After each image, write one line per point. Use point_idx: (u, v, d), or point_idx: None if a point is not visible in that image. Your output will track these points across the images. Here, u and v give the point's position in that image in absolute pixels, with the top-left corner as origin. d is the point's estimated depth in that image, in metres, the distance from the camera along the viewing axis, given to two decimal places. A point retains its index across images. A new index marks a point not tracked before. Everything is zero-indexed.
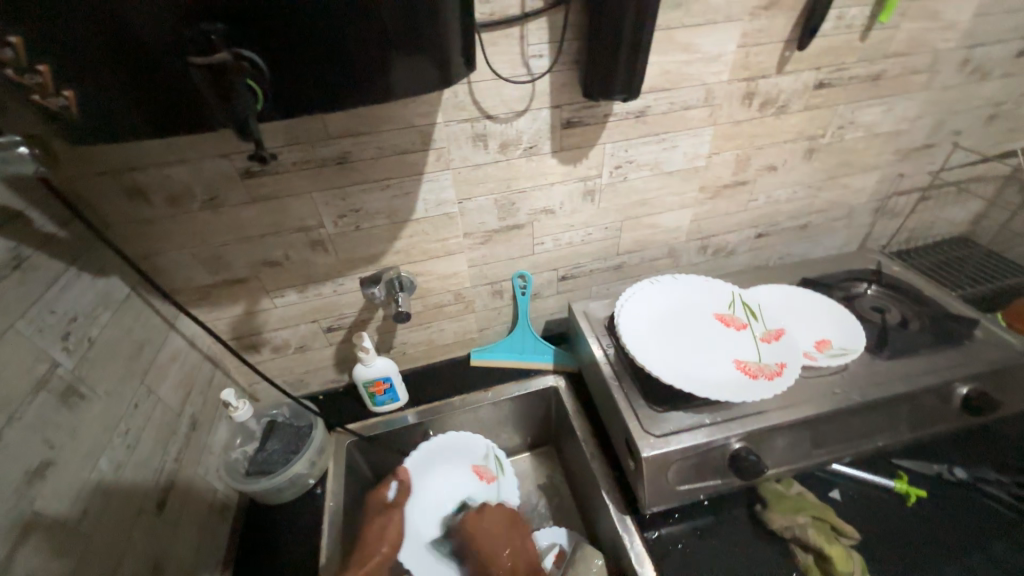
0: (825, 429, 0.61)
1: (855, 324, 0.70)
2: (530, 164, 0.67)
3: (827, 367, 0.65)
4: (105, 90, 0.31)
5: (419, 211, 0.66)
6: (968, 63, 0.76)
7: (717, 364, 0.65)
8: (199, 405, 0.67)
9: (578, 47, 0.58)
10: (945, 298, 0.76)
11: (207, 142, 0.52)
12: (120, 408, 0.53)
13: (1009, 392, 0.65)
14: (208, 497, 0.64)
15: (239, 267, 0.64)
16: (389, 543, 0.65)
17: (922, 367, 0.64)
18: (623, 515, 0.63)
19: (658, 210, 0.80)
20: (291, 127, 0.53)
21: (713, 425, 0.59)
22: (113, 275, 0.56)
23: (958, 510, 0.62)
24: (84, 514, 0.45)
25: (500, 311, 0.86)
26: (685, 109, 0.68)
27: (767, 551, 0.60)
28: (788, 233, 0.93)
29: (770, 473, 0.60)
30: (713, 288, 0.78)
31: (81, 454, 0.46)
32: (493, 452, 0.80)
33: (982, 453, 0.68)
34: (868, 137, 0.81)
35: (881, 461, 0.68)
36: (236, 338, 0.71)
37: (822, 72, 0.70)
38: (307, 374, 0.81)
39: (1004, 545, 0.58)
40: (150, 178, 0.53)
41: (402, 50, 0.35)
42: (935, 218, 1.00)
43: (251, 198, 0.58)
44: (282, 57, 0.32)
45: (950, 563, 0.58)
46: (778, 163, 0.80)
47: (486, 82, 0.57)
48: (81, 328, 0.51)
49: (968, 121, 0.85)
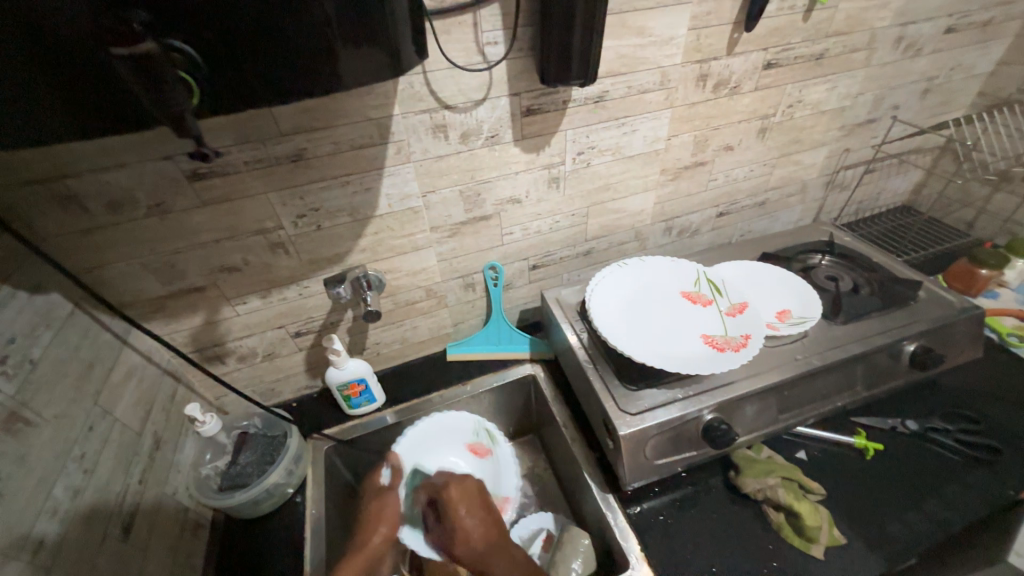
0: (790, 394, 0.64)
1: (811, 293, 0.73)
2: (493, 153, 0.66)
3: (788, 336, 0.68)
4: (21, 88, 0.29)
5: (382, 207, 0.65)
6: (903, 40, 0.80)
7: (687, 340, 0.67)
8: (162, 422, 0.64)
9: (532, 33, 0.58)
10: (891, 263, 0.81)
11: (147, 143, 0.49)
12: (73, 431, 0.50)
13: (950, 347, 0.70)
14: (179, 516, 0.61)
15: (195, 276, 0.61)
16: (387, 523, 0.66)
17: (873, 329, 0.68)
18: (606, 494, 0.65)
19: (623, 195, 0.81)
20: (239, 125, 0.51)
21: (685, 399, 0.61)
22: (52, 292, 0.53)
23: (910, 459, 0.67)
24: (40, 547, 0.42)
25: (474, 305, 0.86)
26: (643, 93, 0.68)
27: (743, 514, 0.63)
28: (747, 211, 0.96)
29: (741, 440, 0.63)
30: (679, 268, 0.80)
31: (31, 483, 0.43)
32: (482, 426, 0.79)
33: (929, 405, 0.73)
34: (815, 114, 0.85)
35: (842, 420, 0.72)
36: (198, 350, 0.68)
37: (769, 53, 0.73)
38: (277, 382, 0.79)
39: (953, 487, 0.63)
40: (86, 185, 0.49)
41: (350, 37, 0.34)
42: (880, 189, 1.06)
43: (201, 201, 0.55)
44: (218, 47, 0.31)
45: (906, 507, 0.62)
46: (734, 143, 0.82)
47: (442, 71, 0.56)
48: (20, 349, 0.47)
49: (905, 96, 0.90)
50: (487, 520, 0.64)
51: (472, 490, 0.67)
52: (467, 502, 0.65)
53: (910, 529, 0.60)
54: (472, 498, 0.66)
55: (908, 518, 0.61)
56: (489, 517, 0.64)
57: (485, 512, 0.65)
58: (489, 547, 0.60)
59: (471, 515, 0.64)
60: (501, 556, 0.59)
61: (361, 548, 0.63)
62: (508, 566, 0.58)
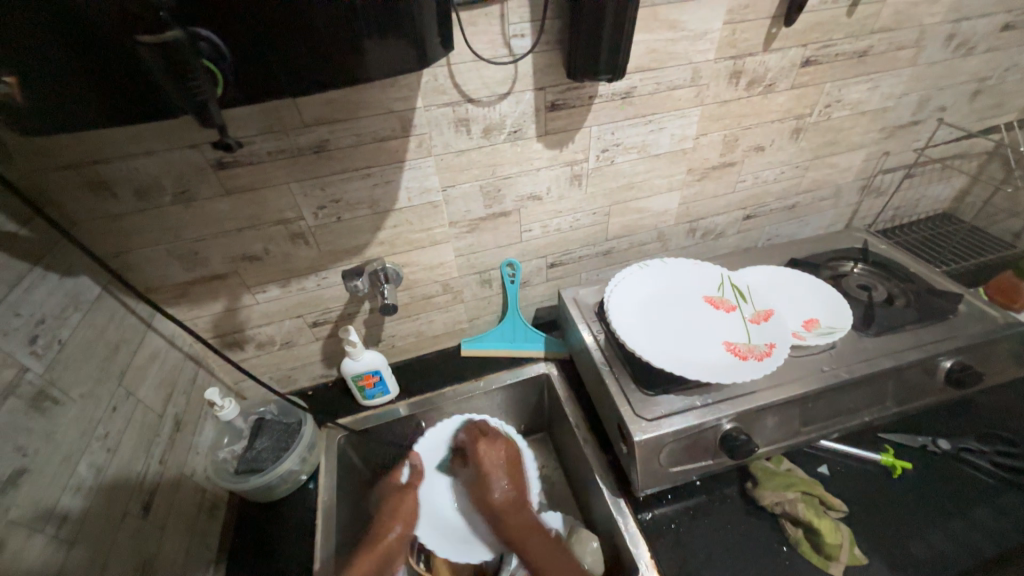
0: (814, 407, 0.61)
1: (842, 303, 0.70)
2: (515, 148, 0.65)
3: (815, 346, 0.65)
4: (52, 74, 0.29)
5: (402, 200, 0.64)
6: (954, 37, 0.75)
7: (708, 347, 0.65)
8: (182, 405, 0.65)
9: (560, 26, 0.56)
10: (930, 274, 0.77)
11: (174, 132, 0.49)
12: (97, 412, 0.51)
13: (991, 365, 0.66)
14: (196, 498, 0.63)
15: (217, 263, 0.62)
16: (403, 521, 0.66)
17: (907, 343, 0.65)
18: (617, 499, 0.64)
19: (647, 194, 0.79)
20: (264, 114, 0.51)
21: (704, 407, 0.59)
22: (82, 275, 0.54)
23: (941, 480, 0.64)
24: (64, 521, 0.44)
25: (490, 301, 0.85)
26: (672, 89, 0.66)
27: (758, 528, 0.61)
28: (776, 214, 0.93)
29: (761, 451, 0.61)
30: (702, 271, 0.78)
31: (56, 460, 0.45)
32: (501, 429, 0.78)
33: (964, 425, 0.69)
34: (854, 115, 0.81)
35: (868, 436, 0.69)
36: (219, 336, 0.69)
37: (809, 49, 0.69)
38: (294, 370, 0.80)
39: (985, 511, 0.60)
40: (116, 171, 0.50)
41: (376, 27, 0.33)
42: (919, 195, 1.01)
43: (225, 190, 0.55)
44: (244, 36, 0.30)
45: (934, 530, 0.59)
46: (765, 143, 0.79)
47: (466, 64, 0.55)
48: (49, 330, 0.48)
49: (953, 97, 0.84)
50: (514, 481, 0.68)
51: (502, 455, 0.70)
52: (499, 462, 0.69)
53: (936, 552, 0.57)
54: (502, 459, 0.69)
55: (933, 540, 0.58)
56: (519, 482, 0.68)
57: (513, 473, 0.68)
58: (509, 504, 0.64)
59: (502, 473, 0.67)
60: (519, 515, 0.64)
61: (376, 543, 0.63)
62: (525, 530, 0.61)
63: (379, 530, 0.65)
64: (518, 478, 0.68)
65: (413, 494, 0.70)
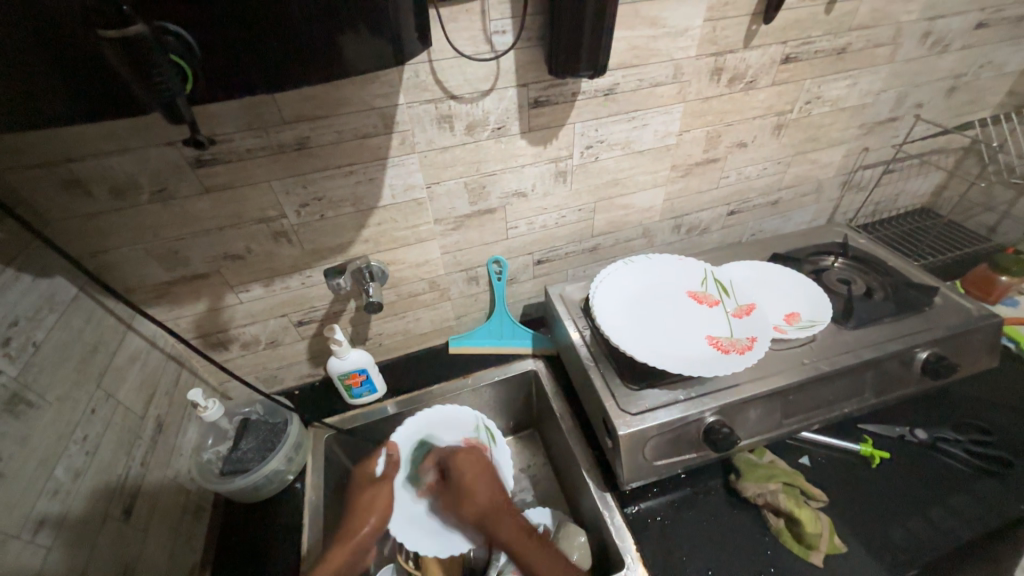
0: (795, 399, 0.62)
1: (822, 296, 0.71)
2: (499, 145, 0.65)
3: (796, 339, 0.66)
4: (17, 71, 0.28)
5: (386, 198, 0.64)
6: (930, 35, 0.77)
7: (692, 341, 0.66)
8: (164, 406, 0.64)
9: (541, 22, 0.56)
10: (908, 268, 0.79)
11: (150, 128, 0.49)
12: (75, 414, 0.50)
13: (965, 356, 0.68)
14: (180, 499, 0.62)
15: (198, 263, 0.61)
16: (376, 514, 0.65)
17: (886, 335, 0.66)
18: (603, 492, 0.64)
19: (631, 191, 0.79)
20: (243, 111, 0.50)
21: (687, 400, 0.60)
22: (57, 276, 0.53)
23: (917, 469, 0.65)
24: (42, 526, 0.43)
25: (477, 298, 0.85)
26: (654, 86, 0.67)
27: (743, 520, 0.62)
28: (759, 210, 0.94)
29: (744, 443, 0.62)
30: (687, 267, 0.79)
31: (32, 465, 0.44)
32: (482, 422, 0.75)
33: (939, 414, 0.71)
34: (834, 111, 0.82)
35: (848, 427, 0.71)
36: (201, 336, 0.69)
37: (788, 47, 0.70)
38: (280, 370, 0.79)
39: (960, 498, 0.62)
40: (90, 170, 0.49)
41: (353, 24, 0.33)
42: (899, 190, 1.03)
43: (205, 188, 0.55)
44: (215, 33, 0.30)
45: (912, 518, 0.60)
46: (747, 140, 0.80)
47: (448, 61, 0.55)
48: (23, 332, 0.48)
49: (930, 94, 0.86)
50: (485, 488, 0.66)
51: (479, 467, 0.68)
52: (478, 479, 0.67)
53: (912, 537, 0.59)
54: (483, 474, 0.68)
55: (910, 525, 0.60)
56: (493, 486, 0.66)
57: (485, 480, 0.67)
58: (494, 518, 0.62)
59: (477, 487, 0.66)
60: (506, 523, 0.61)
61: (350, 537, 0.62)
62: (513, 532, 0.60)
63: (354, 523, 0.64)
64: (492, 481, 0.67)
65: (389, 488, 0.68)
